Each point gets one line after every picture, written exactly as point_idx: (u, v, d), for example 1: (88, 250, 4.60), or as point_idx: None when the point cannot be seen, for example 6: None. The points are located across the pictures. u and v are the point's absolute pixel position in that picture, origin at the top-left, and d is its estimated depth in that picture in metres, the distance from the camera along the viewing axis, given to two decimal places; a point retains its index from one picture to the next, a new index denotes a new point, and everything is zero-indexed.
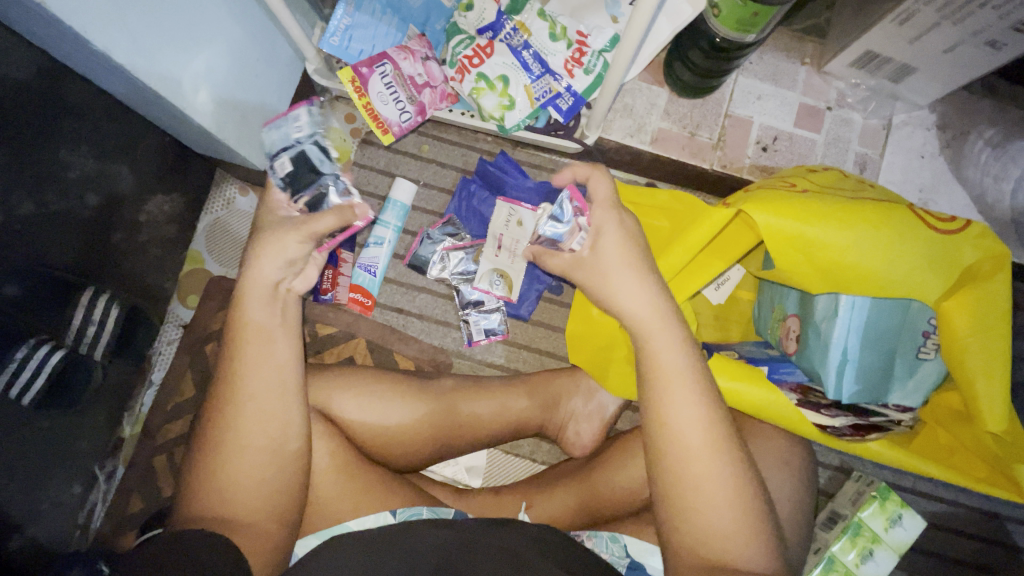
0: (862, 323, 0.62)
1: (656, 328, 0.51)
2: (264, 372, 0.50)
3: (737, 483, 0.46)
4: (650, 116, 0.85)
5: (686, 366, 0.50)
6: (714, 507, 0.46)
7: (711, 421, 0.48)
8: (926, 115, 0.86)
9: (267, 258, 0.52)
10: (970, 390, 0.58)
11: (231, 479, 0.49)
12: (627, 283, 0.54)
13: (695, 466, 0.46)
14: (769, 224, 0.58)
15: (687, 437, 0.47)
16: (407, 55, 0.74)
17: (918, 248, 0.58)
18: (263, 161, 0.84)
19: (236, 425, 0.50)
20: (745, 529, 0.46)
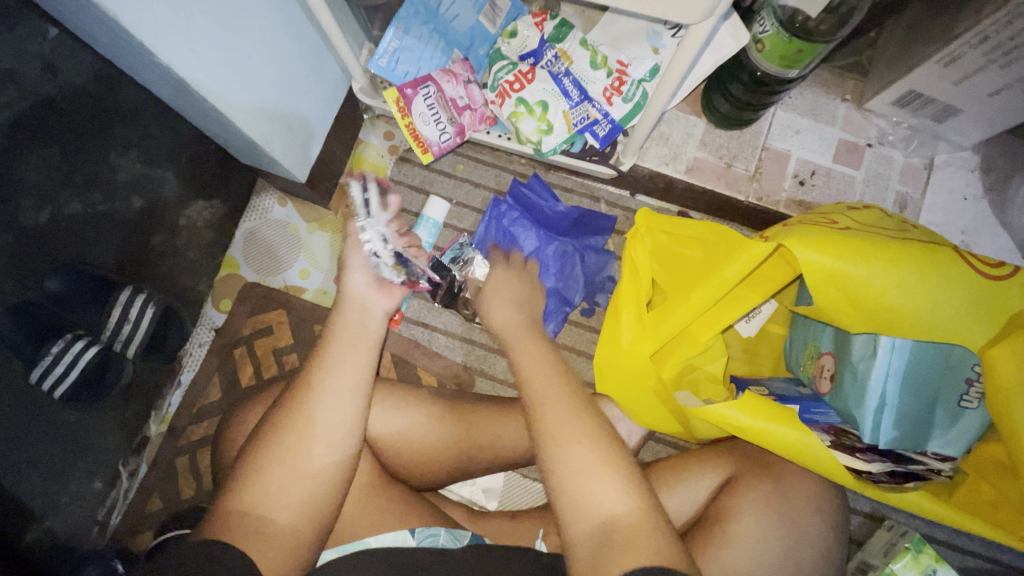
0: (902, 366, 0.61)
1: (518, 343, 0.57)
2: (342, 378, 0.53)
3: (608, 461, 0.46)
4: (686, 146, 0.85)
5: (536, 357, 0.54)
6: (576, 459, 0.45)
7: (565, 400, 0.49)
8: (968, 157, 0.85)
9: (357, 277, 0.62)
10: (1012, 434, 0.54)
11: (281, 480, 0.49)
12: (498, 306, 0.66)
13: (553, 424, 0.47)
14: (811, 261, 0.56)
15: (546, 422, 0.48)
16: (451, 78, 0.76)
17: (966, 291, 0.56)
18: (305, 173, 0.87)
19: (317, 435, 0.51)
20: (593, 472, 0.45)
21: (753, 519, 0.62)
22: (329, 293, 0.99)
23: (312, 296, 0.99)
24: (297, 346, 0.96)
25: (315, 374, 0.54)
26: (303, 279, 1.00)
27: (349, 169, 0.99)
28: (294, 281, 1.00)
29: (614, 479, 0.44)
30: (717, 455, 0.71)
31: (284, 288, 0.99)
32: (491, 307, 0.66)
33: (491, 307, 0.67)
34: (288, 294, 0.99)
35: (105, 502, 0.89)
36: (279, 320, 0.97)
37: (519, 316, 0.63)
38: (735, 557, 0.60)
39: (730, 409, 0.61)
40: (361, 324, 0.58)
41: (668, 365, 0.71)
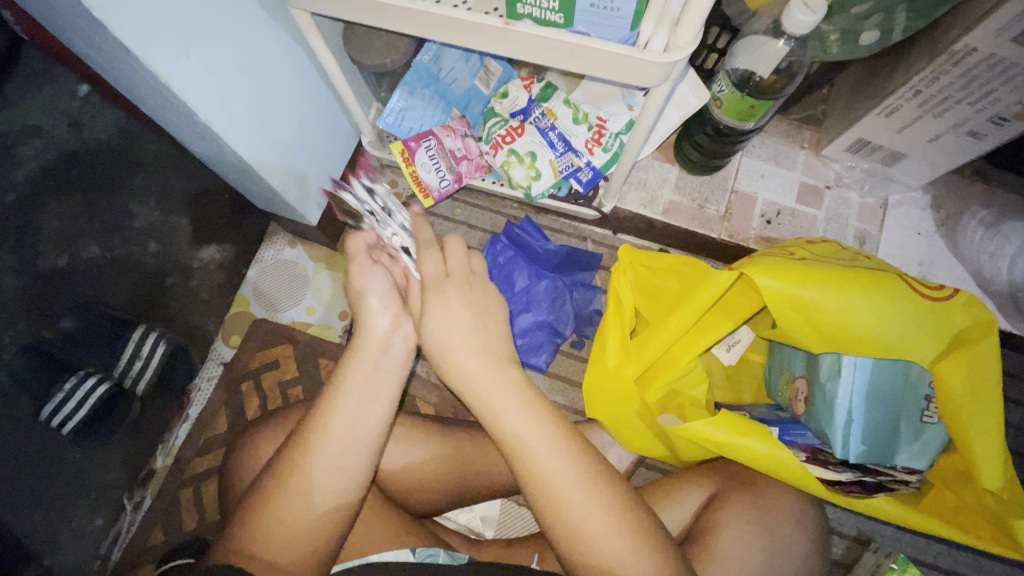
0: (867, 384, 0.65)
1: (483, 382, 0.51)
2: (346, 425, 0.52)
3: (607, 505, 0.47)
4: (662, 190, 0.93)
5: (517, 410, 0.49)
6: (593, 532, 0.46)
7: (558, 448, 0.48)
8: (919, 197, 0.93)
9: (370, 313, 0.57)
10: (965, 438, 0.60)
11: (272, 525, 0.49)
12: (461, 348, 0.52)
13: (566, 501, 0.46)
14: (776, 288, 0.62)
15: (538, 481, 0.47)
16: (450, 132, 0.85)
17: (914, 313, 0.62)
18: (314, 216, 0.95)
19: (315, 476, 0.50)
20: (608, 533, 0.46)
21: (737, 534, 0.65)
22: (334, 328, 1.01)
23: (317, 329, 1.01)
24: (300, 379, 0.98)
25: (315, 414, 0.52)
26: (309, 315, 1.01)
27: None
28: (300, 317, 1.01)
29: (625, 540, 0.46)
30: (700, 475, 0.75)
31: (291, 325, 1.01)
32: (436, 344, 0.53)
33: (451, 345, 0.52)
34: (294, 329, 1.00)
35: (107, 536, 0.88)
36: (285, 354, 0.98)
37: (484, 355, 0.52)
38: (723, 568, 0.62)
39: (706, 425, 0.65)
40: (377, 356, 0.56)
41: (653, 388, 0.76)
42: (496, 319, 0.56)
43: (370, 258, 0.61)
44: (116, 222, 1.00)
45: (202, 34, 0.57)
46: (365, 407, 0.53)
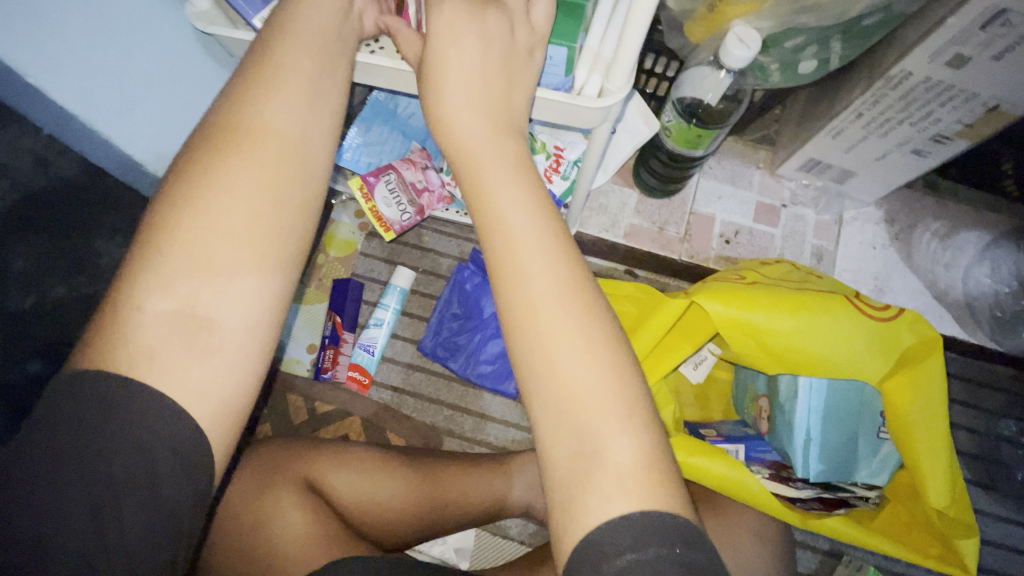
0: (822, 403, 0.67)
1: (500, 174, 0.42)
2: (238, 244, 0.39)
3: (604, 364, 0.39)
4: (623, 215, 0.95)
5: (550, 262, 0.40)
6: (598, 421, 0.37)
7: (579, 326, 0.39)
8: (873, 211, 0.95)
9: (284, 98, 0.42)
10: (916, 464, 0.62)
11: (141, 318, 0.36)
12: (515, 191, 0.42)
13: (577, 379, 0.38)
14: (727, 312, 0.63)
15: (543, 328, 0.39)
16: (410, 165, 0.85)
17: (862, 335, 0.63)
18: None
19: (204, 298, 0.37)
20: (619, 425, 0.38)
21: None
22: (301, 362, 0.99)
23: (287, 364, 0.98)
24: (269, 416, 0.96)
25: (198, 197, 0.38)
26: (276, 349, 1.00)
27: (321, 246, 1.04)
28: None
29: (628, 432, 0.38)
30: None
31: None
32: (450, 141, 0.45)
33: (453, 105, 0.44)
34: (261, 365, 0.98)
35: None
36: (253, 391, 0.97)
37: (490, 118, 0.44)
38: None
39: None
40: (296, 144, 0.42)
41: None
42: (525, 88, 0.47)
43: (334, 60, 0.46)
44: (82, 262, 0.99)
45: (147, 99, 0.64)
46: (281, 210, 0.41)
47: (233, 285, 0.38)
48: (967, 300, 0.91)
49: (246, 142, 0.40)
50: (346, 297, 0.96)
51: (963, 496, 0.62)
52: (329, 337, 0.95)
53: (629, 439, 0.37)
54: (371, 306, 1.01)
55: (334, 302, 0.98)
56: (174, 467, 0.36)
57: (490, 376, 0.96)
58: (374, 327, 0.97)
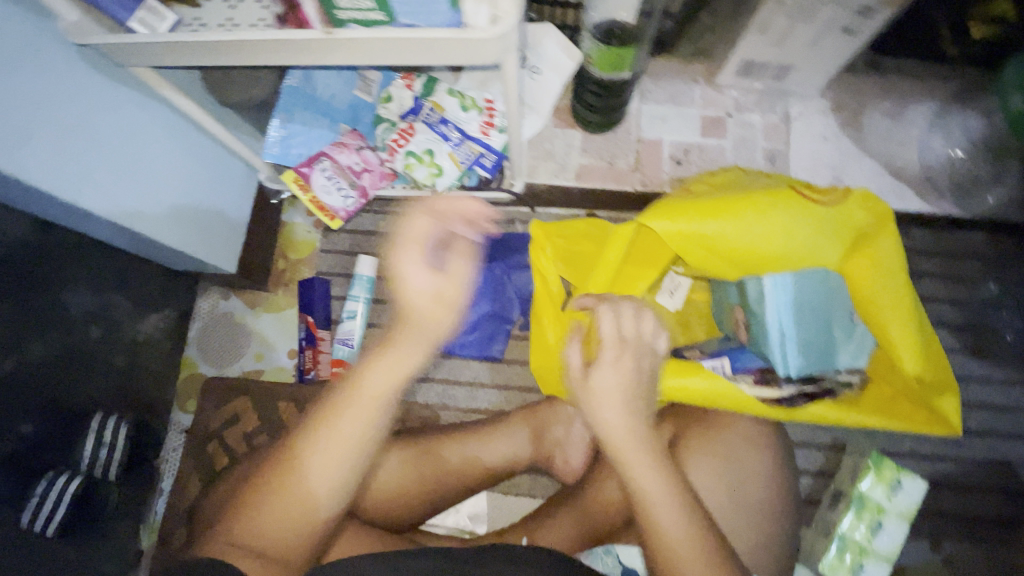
0: (791, 297, 0.67)
1: (602, 383, 0.54)
2: (355, 408, 0.55)
3: (681, 504, 0.52)
4: (570, 156, 0.93)
5: (622, 409, 0.54)
6: (680, 545, 0.51)
7: (649, 463, 0.53)
8: (820, 103, 0.93)
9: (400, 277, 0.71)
10: (886, 334, 0.62)
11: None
12: (606, 376, 0.54)
13: (654, 507, 0.52)
14: (676, 227, 0.62)
15: (633, 465, 0.53)
16: (342, 148, 0.83)
17: (814, 223, 0.62)
18: (235, 264, 0.91)
19: None
20: (690, 537, 0.51)
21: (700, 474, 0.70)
22: (285, 368, 1.01)
23: (271, 374, 1.01)
24: (264, 426, 0.96)
25: (308, 386, 0.50)
26: (259, 362, 1.01)
27: (279, 251, 1.03)
28: (250, 365, 1.01)
29: (690, 525, 0.52)
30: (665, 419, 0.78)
31: (242, 375, 1.01)
32: (581, 398, 0.56)
33: (609, 423, 0.54)
34: (247, 380, 0.99)
35: None
36: (244, 406, 0.97)
37: (627, 414, 0.53)
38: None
39: None
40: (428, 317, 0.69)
41: None
42: (652, 365, 0.57)
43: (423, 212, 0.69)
44: None
45: (53, 127, 0.58)
46: (374, 396, 0.58)
47: None
48: (926, 173, 0.90)
49: (393, 339, 0.64)
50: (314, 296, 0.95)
51: (936, 356, 0.62)
52: (305, 338, 0.96)
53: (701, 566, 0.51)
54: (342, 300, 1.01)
55: (303, 304, 0.97)
56: None
57: (473, 345, 0.95)
58: (348, 320, 0.96)
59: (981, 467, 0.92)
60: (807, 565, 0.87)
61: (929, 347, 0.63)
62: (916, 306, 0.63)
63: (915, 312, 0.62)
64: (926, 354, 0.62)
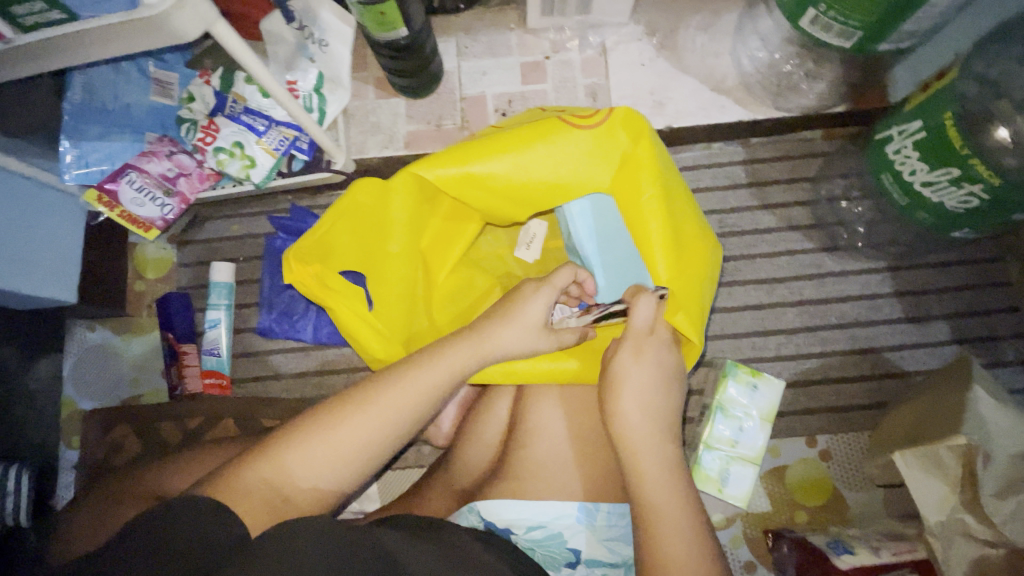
0: (593, 224, 0.69)
1: (633, 378, 0.58)
2: (366, 419, 0.51)
3: (683, 505, 0.54)
4: (397, 126, 0.92)
5: (653, 414, 0.58)
6: (664, 532, 0.53)
7: (659, 451, 0.56)
8: (633, 29, 0.92)
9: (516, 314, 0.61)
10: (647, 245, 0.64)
11: (291, 460, 0.49)
12: (641, 390, 0.58)
13: (648, 485, 0.55)
14: (444, 175, 0.62)
15: (644, 452, 0.56)
16: (150, 157, 0.82)
17: (575, 143, 0.63)
18: (76, 293, 0.89)
19: (337, 439, 0.50)
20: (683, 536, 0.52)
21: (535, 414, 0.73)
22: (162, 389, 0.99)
23: (148, 398, 0.99)
24: (147, 448, 0.95)
25: (421, 363, 0.56)
26: (135, 387, 1.00)
27: (135, 273, 1.01)
28: (127, 391, 1.00)
29: (689, 522, 0.53)
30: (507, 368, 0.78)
31: (121, 403, 0.99)
32: (628, 416, 0.58)
33: (622, 411, 0.58)
34: (125, 407, 0.98)
35: None
36: (125, 433, 0.97)
37: (653, 418, 0.57)
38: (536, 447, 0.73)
39: None
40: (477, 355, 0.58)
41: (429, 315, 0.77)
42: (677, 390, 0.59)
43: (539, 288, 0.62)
44: None
45: None
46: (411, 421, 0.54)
47: (340, 436, 0.50)
48: (745, 82, 0.91)
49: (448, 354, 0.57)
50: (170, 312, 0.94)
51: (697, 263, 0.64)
52: (168, 355, 0.95)
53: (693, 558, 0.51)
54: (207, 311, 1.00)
55: (163, 321, 0.96)
56: (221, 537, 0.43)
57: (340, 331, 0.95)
58: (211, 329, 0.96)
59: (849, 359, 0.93)
60: None
61: (688, 257, 0.64)
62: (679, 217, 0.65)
63: (672, 221, 0.63)
64: (683, 260, 0.64)
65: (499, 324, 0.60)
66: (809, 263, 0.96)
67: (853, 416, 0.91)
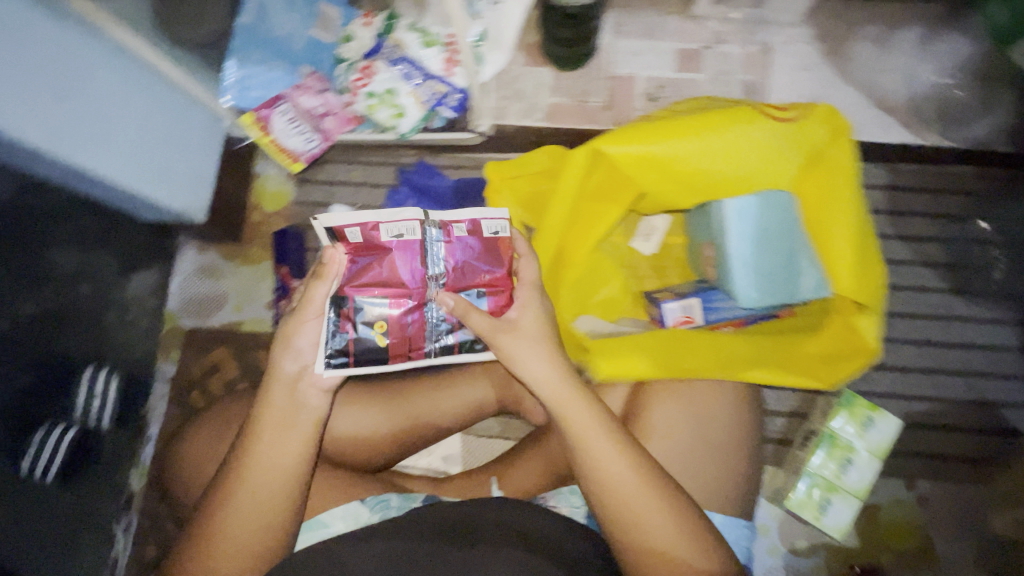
0: (753, 226, 0.66)
1: (541, 350, 0.61)
2: (263, 450, 0.56)
3: (660, 497, 0.55)
4: (540, 95, 0.90)
5: (583, 404, 0.58)
6: (648, 515, 0.55)
7: (597, 427, 0.57)
8: (800, 31, 0.90)
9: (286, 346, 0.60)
10: (829, 259, 0.62)
11: (235, 525, 0.55)
12: (536, 355, 0.61)
13: (601, 467, 0.56)
14: (630, 152, 0.61)
15: (565, 407, 0.58)
16: (304, 90, 0.83)
17: (767, 139, 0.61)
18: (202, 212, 0.91)
19: (254, 464, 0.56)
20: (661, 516, 0.55)
21: (665, 412, 0.67)
22: (264, 319, 1.01)
23: (249, 325, 1.01)
24: (243, 373, 0.98)
25: (270, 384, 0.59)
26: (237, 313, 1.02)
27: (253, 202, 1.03)
28: (228, 317, 1.02)
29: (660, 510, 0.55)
30: None
31: (222, 326, 1.01)
32: (548, 390, 0.60)
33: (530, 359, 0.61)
34: (228, 330, 1.01)
35: (108, 561, 0.94)
36: (224, 355, 1.00)
37: (556, 368, 0.60)
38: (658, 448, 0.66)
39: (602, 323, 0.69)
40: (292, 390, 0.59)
41: (560, 292, 0.76)
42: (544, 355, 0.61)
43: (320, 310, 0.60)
44: None
45: None
46: (292, 433, 0.58)
47: (261, 458, 0.56)
48: (911, 102, 0.89)
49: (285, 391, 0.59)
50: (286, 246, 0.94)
51: (878, 281, 0.61)
52: (281, 288, 0.97)
53: (657, 511, 0.55)
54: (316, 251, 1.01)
55: (278, 254, 0.98)
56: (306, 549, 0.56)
57: None
58: None
59: (964, 408, 0.88)
60: (778, 504, 0.87)
61: (868, 264, 0.61)
62: (867, 231, 0.62)
63: (858, 233, 0.60)
64: (864, 274, 0.61)
65: (276, 358, 0.60)
66: (936, 303, 0.90)
67: (962, 469, 0.86)
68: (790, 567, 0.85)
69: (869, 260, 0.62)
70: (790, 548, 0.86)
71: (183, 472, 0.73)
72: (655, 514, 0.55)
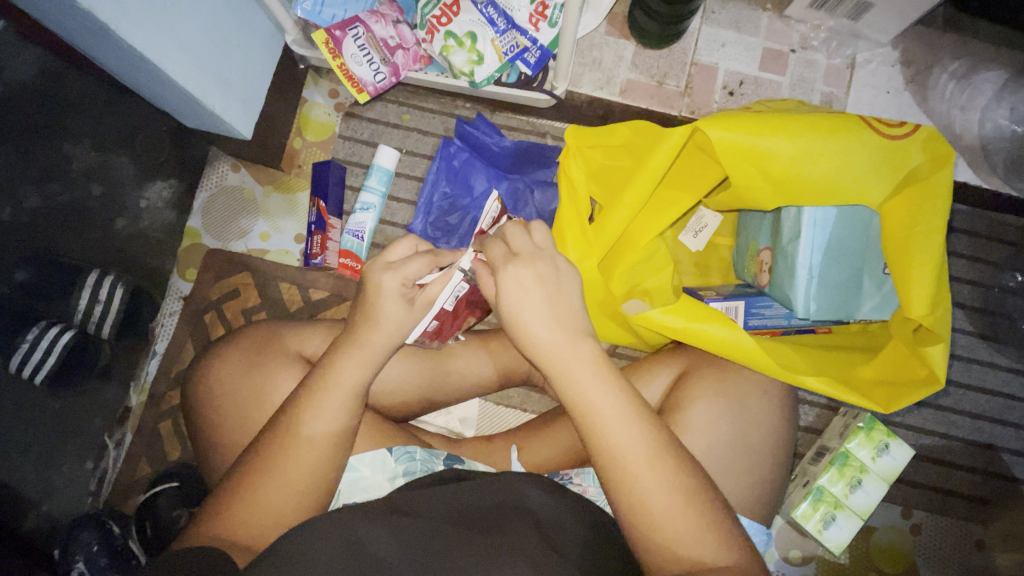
0: (825, 237, 0.65)
1: (533, 316, 0.53)
2: (328, 400, 0.54)
3: (671, 476, 0.47)
4: (618, 69, 0.88)
5: (588, 372, 0.50)
6: (651, 492, 0.46)
7: (602, 387, 0.50)
8: (889, 53, 0.89)
9: (380, 295, 0.58)
10: (903, 285, 0.62)
11: (280, 488, 0.51)
12: (538, 318, 0.52)
13: (608, 433, 0.48)
14: (731, 141, 0.59)
15: (566, 371, 0.51)
16: (379, 18, 0.79)
17: (868, 151, 0.60)
18: (249, 130, 0.86)
19: (314, 413, 0.53)
20: (670, 493, 0.46)
21: (703, 408, 0.65)
22: (291, 252, 0.98)
23: (274, 256, 0.98)
24: (263, 304, 0.95)
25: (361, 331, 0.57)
26: (264, 241, 0.98)
27: (297, 128, 0.98)
28: (255, 244, 0.98)
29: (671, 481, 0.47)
30: (667, 354, 0.74)
31: (246, 252, 0.97)
32: (542, 351, 0.52)
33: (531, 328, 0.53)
34: (250, 257, 0.97)
35: (96, 473, 0.90)
36: (245, 282, 0.96)
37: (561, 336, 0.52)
38: (691, 440, 0.64)
39: (664, 316, 0.67)
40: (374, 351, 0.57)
41: (616, 274, 0.76)
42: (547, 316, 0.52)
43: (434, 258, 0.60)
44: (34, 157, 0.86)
45: None
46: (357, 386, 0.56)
47: (319, 412, 0.53)
48: (982, 143, 0.89)
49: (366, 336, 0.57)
50: (328, 179, 0.90)
51: (944, 312, 0.62)
52: (316, 222, 0.91)
53: (659, 476, 0.47)
54: (355, 191, 0.97)
55: (316, 187, 0.92)
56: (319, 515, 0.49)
57: None
58: (361, 212, 0.90)
59: (968, 448, 0.91)
60: (783, 514, 0.89)
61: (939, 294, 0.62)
62: (943, 263, 0.62)
63: (940, 262, 0.60)
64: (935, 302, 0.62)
65: (382, 304, 0.57)
66: (958, 343, 0.92)
67: (959, 504, 0.89)
68: (781, 574, 0.88)
69: (939, 292, 0.62)
70: (783, 556, 0.89)
71: (209, 406, 0.68)
72: (657, 478, 0.47)
